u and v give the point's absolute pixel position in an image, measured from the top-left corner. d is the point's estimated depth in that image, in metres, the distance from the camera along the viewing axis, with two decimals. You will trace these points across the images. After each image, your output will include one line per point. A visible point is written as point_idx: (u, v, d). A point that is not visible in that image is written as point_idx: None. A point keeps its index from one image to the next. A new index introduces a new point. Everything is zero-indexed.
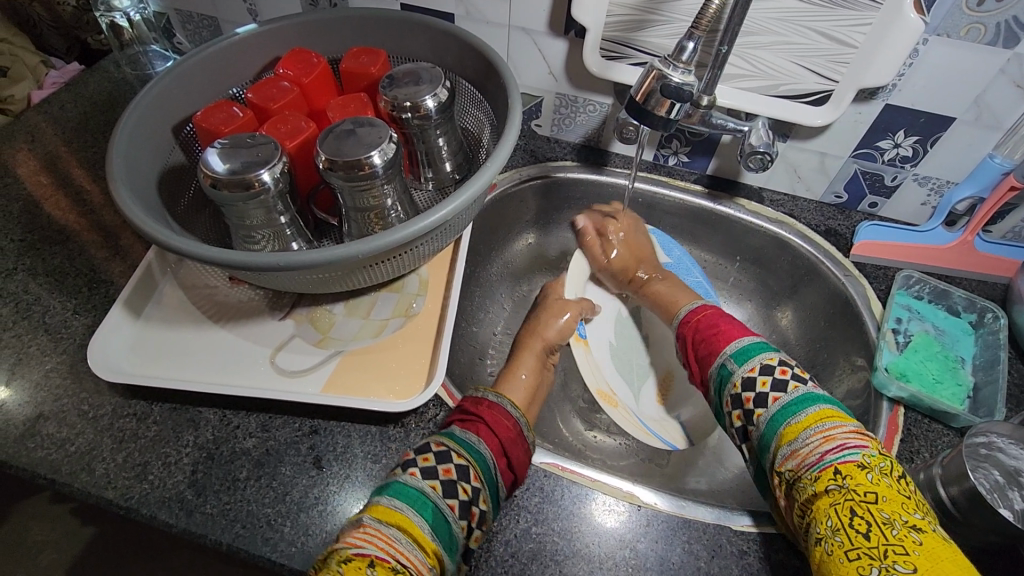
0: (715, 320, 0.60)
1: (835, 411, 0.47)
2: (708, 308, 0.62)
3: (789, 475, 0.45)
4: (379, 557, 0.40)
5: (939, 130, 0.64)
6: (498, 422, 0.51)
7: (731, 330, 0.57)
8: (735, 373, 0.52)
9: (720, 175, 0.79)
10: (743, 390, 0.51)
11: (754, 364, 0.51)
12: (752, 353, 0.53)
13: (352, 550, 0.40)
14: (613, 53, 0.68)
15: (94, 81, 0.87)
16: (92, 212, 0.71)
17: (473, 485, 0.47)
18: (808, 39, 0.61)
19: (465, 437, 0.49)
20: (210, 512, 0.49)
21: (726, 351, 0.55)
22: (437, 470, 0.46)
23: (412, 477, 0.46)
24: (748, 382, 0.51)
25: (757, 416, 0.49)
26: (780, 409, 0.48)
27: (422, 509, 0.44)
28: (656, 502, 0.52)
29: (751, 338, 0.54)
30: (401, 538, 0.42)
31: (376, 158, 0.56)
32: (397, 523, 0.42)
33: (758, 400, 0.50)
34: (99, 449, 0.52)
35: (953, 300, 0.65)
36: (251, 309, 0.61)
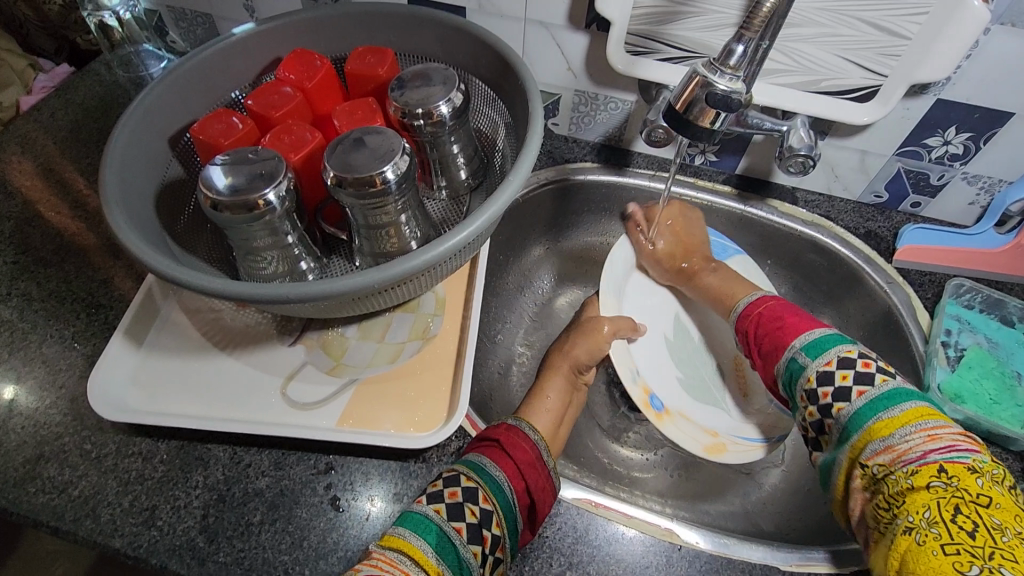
0: (776, 311, 0.56)
1: (934, 410, 0.43)
2: (768, 299, 0.58)
3: (875, 469, 0.42)
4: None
5: (995, 127, 0.59)
6: (515, 444, 0.48)
7: (798, 322, 0.53)
8: (808, 367, 0.49)
9: (750, 174, 0.74)
10: (819, 385, 0.47)
11: (831, 357, 0.48)
12: (826, 343, 0.49)
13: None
14: (639, 47, 0.63)
15: (84, 85, 0.82)
16: (87, 229, 0.67)
17: (480, 506, 0.43)
18: (855, 30, 0.56)
19: (477, 459, 0.46)
20: (224, 561, 0.46)
21: (794, 345, 0.51)
22: (445, 491, 0.44)
23: (419, 503, 0.43)
24: (823, 376, 0.48)
25: (837, 410, 0.46)
26: (867, 403, 0.44)
27: (425, 534, 0.41)
28: (697, 541, 0.49)
29: (822, 330, 0.51)
30: (405, 562, 0.38)
31: (389, 173, 0.52)
32: (401, 548, 0.39)
33: (838, 395, 0.46)
34: (103, 493, 0.49)
35: (1008, 310, 0.61)
36: (259, 334, 0.58)
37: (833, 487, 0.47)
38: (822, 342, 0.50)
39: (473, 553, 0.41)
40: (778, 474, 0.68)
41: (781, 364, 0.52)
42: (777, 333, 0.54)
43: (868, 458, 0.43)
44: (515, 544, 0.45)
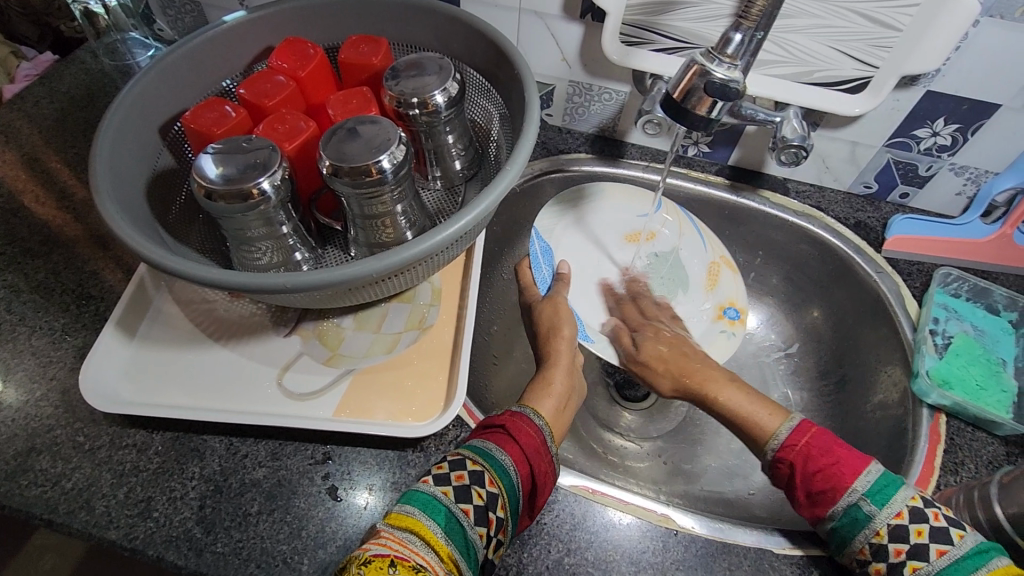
0: (823, 448, 0.46)
1: (1014, 568, 0.40)
2: (806, 429, 0.48)
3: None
4: (399, 557, 0.37)
5: (982, 118, 0.60)
6: (520, 429, 0.48)
7: (848, 458, 0.45)
8: (875, 520, 0.43)
9: (742, 166, 0.75)
10: (889, 541, 0.42)
11: (904, 510, 0.42)
12: (886, 494, 0.43)
13: (369, 552, 0.38)
14: (634, 38, 0.63)
15: (69, 73, 0.81)
16: (76, 218, 0.66)
17: (487, 490, 0.43)
18: (848, 21, 0.56)
19: (483, 446, 0.46)
20: (222, 551, 0.46)
21: (854, 488, 0.44)
22: (450, 475, 0.44)
23: (424, 484, 0.43)
24: (896, 533, 0.42)
25: (909, 570, 0.41)
26: (948, 567, 0.40)
27: (434, 514, 0.41)
28: (692, 526, 0.50)
29: (875, 468, 0.45)
30: (416, 542, 0.39)
31: (385, 162, 0.52)
32: (410, 528, 0.40)
33: (913, 552, 0.41)
34: (97, 485, 0.49)
35: (993, 298, 0.63)
36: (254, 325, 0.58)
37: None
38: (877, 500, 0.43)
39: (479, 535, 0.41)
40: None
41: (827, 522, 0.45)
42: (819, 485, 0.45)
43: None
44: (516, 526, 0.45)
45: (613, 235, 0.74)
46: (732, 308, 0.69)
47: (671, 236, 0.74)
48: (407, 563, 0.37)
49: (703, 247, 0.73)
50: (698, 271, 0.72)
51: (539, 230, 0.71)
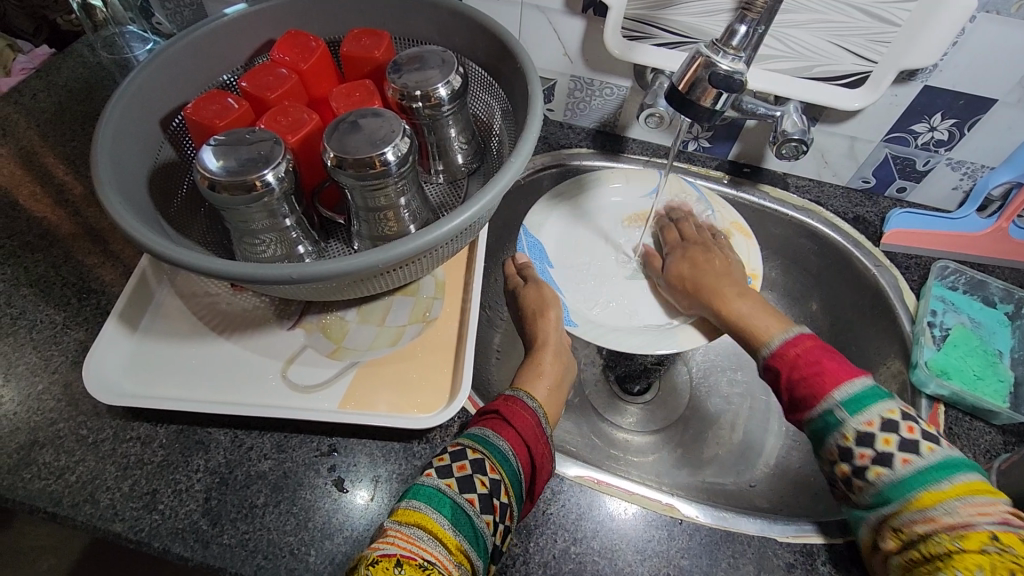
0: (814, 354, 0.48)
1: (988, 484, 0.40)
2: (806, 338, 0.50)
3: (915, 540, 0.39)
4: (406, 556, 0.37)
5: (979, 113, 0.61)
6: (515, 413, 0.49)
7: (835, 366, 0.47)
8: (846, 424, 0.44)
9: (742, 160, 0.76)
10: (857, 445, 0.43)
11: (875, 420, 0.43)
12: (866, 401, 0.44)
13: (376, 553, 0.38)
14: (636, 32, 0.63)
15: (67, 67, 0.80)
16: (76, 212, 0.65)
17: (490, 477, 0.44)
18: (847, 17, 0.57)
19: (480, 432, 0.47)
20: (228, 543, 0.46)
21: (832, 395, 0.45)
22: (451, 466, 0.44)
23: (428, 476, 0.43)
24: (864, 437, 0.43)
25: (873, 474, 0.42)
26: (913, 474, 0.41)
27: (441, 507, 0.41)
28: (697, 515, 0.50)
29: (861, 380, 0.45)
30: (424, 537, 0.39)
31: (389, 154, 0.52)
32: (417, 522, 0.40)
33: (878, 458, 0.42)
34: (102, 478, 0.48)
35: (990, 290, 0.63)
36: (257, 318, 0.57)
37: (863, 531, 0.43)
38: (854, 405, 0.44)
39: (486, 522, 0.42)
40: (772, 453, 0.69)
41: (807, 419, 0.46)
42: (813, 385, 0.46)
43: (905, 526, 0.40)
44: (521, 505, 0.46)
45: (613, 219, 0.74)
46: (743, 277, 0.67)
47: (677, 215, 0.73)
48: (413, 562, 0.37)
49: (715, 215, 0.71)
50: None
51: (527, 228, 0.70)
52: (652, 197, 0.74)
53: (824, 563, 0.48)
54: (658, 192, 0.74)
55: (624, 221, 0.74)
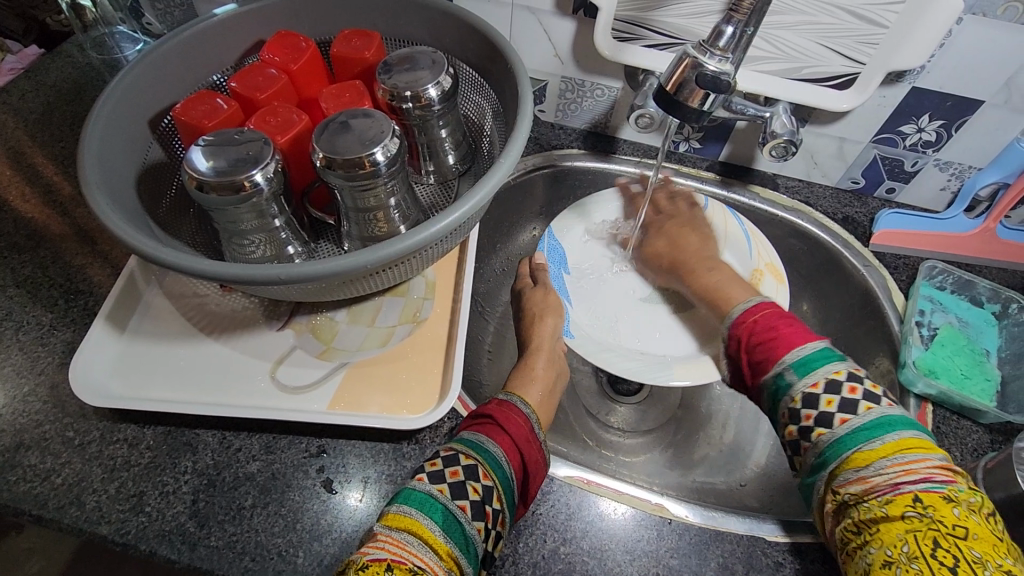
0: (771, 323, 0.52)
1: (927, 440, 0.42)
2: (767, 306, 0.54)
3: (850, 498, 0.41)
4: (396, 562, 0.37)
5: (966, 114, 0.62)
6: (509, 419, 0.49)
7: (793, 333, 0.50)
8: (795, 386, 0.47)
9: (733, 162, 0.76)
10: (802, 406, 0.46)
11: (818, 380, 0.46)
12: (812, 364, 0.47)
13: (366, 558, 0.38)
14: (626, 34, 0.63)
15: (56, 67, 0.80)
16: (64, 213, 0.65)
17: (482, 484, 0.43)
18: (835, 18, 0.57)
19: (471, 439, 0.47)
20: (215, 545, 0.46)
21: (783, 360, 0.48)
22: (444, 471, 0.44)
23: (419, 481, 0.43)
24: (809, 399, 0.46)
25: (817, 435, 0.45)
26: (848, 433, 0.43)
27: (432, 512, 0.41)
28: (686, 515, 0.50)
29: (816, 344, 0.48)
30: (414, 543, 0.39)
31: (379, 155, 0.52)
32: (407, 528, 0.40)
33: (819, 419, 0.45)
34: (88, 480, 0.48)
35: (977, 290, 0.63)
36: (247, 319, 0.57)
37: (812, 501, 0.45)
38: (798, 366, 0.47)
39: (478, 530, 0.42)
40: (762, 453, 0.69)
41: (761, 386, 0.50)
42: (764, 351, 0.51)
43: (841, 486, 0.42)
44: (512, 510, 0.45)
45: (635, 225, 0.75)
46: None
47: (709, 243, 0.70)
48: (403, 567, 0.37)
49: (729, 220, 0.72)
50: (738, 276, 0.68)
51: (553, 230, 0.71)
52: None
53: (813, 562, 0.48)
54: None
55: (650, 229, 0.74)
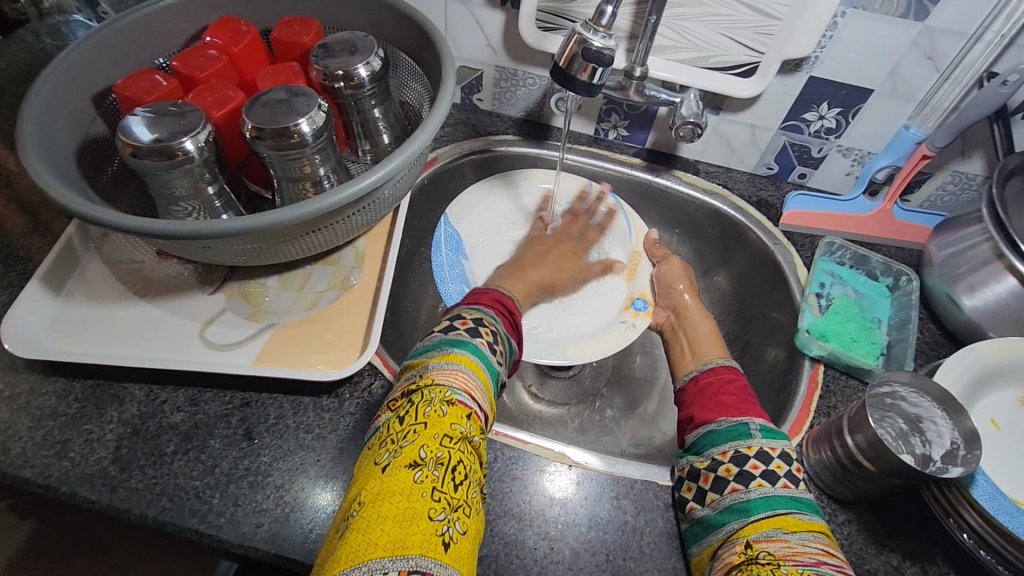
0: (727, 388, 0.55)
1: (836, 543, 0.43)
2: (725, 370, 0.57)
3: (762, 556, 0.41)
4: (475, 414, 0.42)
5: (860, 102, 0.67)
6: (516, 320, 0.57)
7: (739, 404, 0.52)
8: (719, 446, 0.49)
9: (658, 149, 0.81)
10: (722, 464, 0.48)
11: (728, 450, 0.48)
12: (723, 437, 0.49)
13: (453, 396, 0.42)
14: (549, 24, 0.68)
15: (9, 51, 0.82)
16: (8, 186, 0.68)
17: (502, 349, 0.51)
18: (734, 11, 0.62)
19: (485, 309, 0.54)
20: (135, 487, 0.48)
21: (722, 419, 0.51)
22: (480, 328, 0.50)
23: (482, 345, 0.49)
24: (734, 459, 0.48)
25: (732, 491, 0.46)
26: (766, 498, 0.44)
27: (490, 370, 0.48)
28: (587, 461, 0.54)
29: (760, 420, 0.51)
30: (482, 392, 0.45)
31: (305, 126, 0.55)
32: (480, 379, 0.45)
33: (716, 483, 0.47)
34: (15, 429, 0.50)
35: (872, 265, 0.69)
36: (180, 283, 0.60)
37: (704, 545, 0.45)
38: (717, 435, 0.50)
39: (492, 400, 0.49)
40: None
41: (688, 439, 0.52)
42: (706, 411, 0.53)
43: (756, 542, 0.42)
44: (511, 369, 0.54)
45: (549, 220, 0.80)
46: (639, 299, 0.75)
47: (599, 228, 0.80)
48: (477, 418, 0.42)
49: (628, 232, 0.79)
50: (622, 258, 0.78)
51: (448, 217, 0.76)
52: (594, 204, 0.80)
53: None
54: (602, 202, 0.80)
55: (557, 223, 0.80)
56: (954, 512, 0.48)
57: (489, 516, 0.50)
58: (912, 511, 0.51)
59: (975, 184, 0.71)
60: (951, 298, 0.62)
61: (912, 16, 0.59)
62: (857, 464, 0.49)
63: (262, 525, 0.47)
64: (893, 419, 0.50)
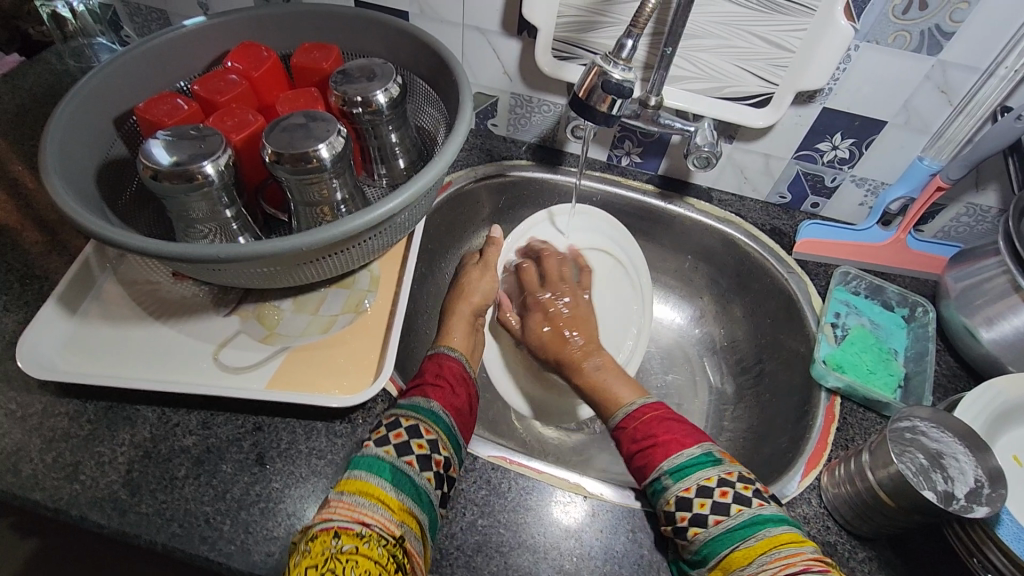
0: (653, 425, 0.53)
1: (799, 535, 0.43)
2: (652, 407, 0.56)
3: None
4: (343, 526, 0.41)
5: (873, 133, 0.68)
6: (441, 369, 0.57)
7: (670, 440, 0.51)
8: (669, 489, 0.48)
9: (671, 176, 0.81)
10: (677, 509, 0.47)
11: (690, 485, 0.47)
12: (665, 484, 0.48)
13: (315, 530, 0.41)
14: (565, 53, 0.69)
15: (34, 72, 0.84)
16: (27, 206, 0.68)
17: (443, 453, 0.49)
18: (748, 43, 0.63)
19: (420, 406, 0.51)
20: (145, 512, 0.48)
21: (659, 466, 0.50)
22: (388, 435, 0.48)
23: (366, 448, 0.47)
24: (682, 501, 0.47)
25: (693, 532, 0.46)
26: (724, 532, 0.44)
27: (380, 473, 0.45)
28: (601, 492, 0.53)
29: (693, 451, 0.50)
30: (365, 504, 0.43)
31: (325, 151, 0.56)
32: (357, 491, 0.43)
33: (681, 528, 0.46)
34: (27, 450, 0.50)
35: (887, 295, 0.69)
36: (195, 305, 0.60)
37: None
38: (658, 488, 0.49)
39: (427, 478, 0.47)
40: None
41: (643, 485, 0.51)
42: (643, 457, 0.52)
43: None
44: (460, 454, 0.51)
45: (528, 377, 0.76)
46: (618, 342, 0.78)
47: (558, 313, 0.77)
48: (351, 531, 0.41)
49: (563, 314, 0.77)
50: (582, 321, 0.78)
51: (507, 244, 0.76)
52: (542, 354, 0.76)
53: None
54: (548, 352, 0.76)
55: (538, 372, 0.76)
56: (977, 551, 0.46)
57: (503, 548, 0.49)
58: (935, 549, 0.50)
59: (990, 216, 0.71)
60: (969, 330, 0.61)
61: (925, 52, 0.59)
62: (876, 497, 0.48)
63: (273, 553, 0.47)
64: (913, 454, 0.50)
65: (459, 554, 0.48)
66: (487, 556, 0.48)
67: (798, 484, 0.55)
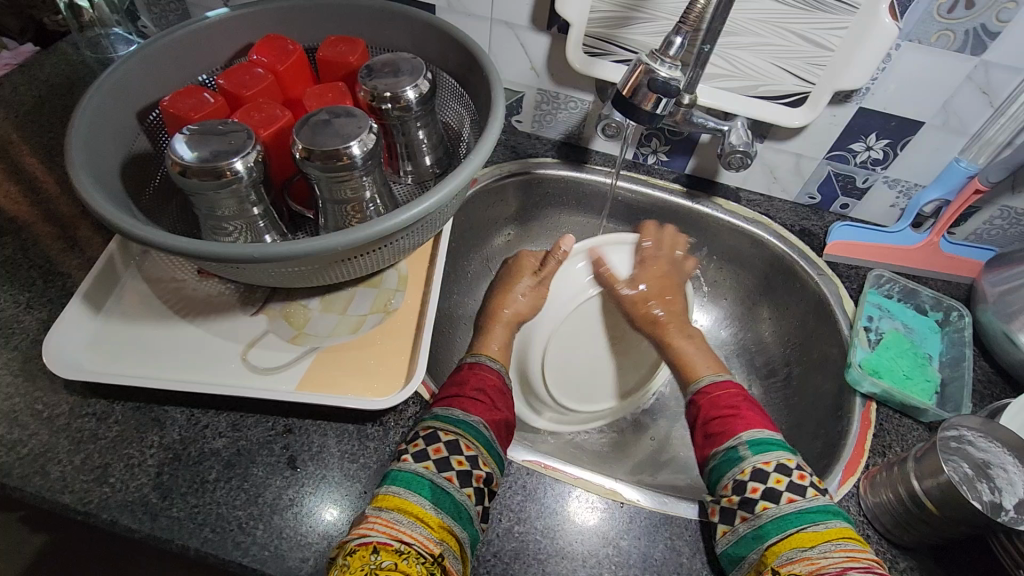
0: (733, 399, 0.56)
1: (853, 530, 0.45)
2: (723, 386, 0.59)
3: None
4: (383, 542, 0.40)
5: (909, 135, 0.66)
6: (481, 379, 0.56)
7: (751, 415, 0.54)
8: (746, 459, 0.50)
9: (698, 175, 0.80)
10: (750, 479, 0.49)
11: (771, 459, 0.49)
12: (740, 456, 0.50)
13: (353, 544, 0.41)
14: (597, 49, 0.68)
15: (50, 63, 0.83)
16: (47, 201, 0.67)
17: (484, 470, 0.48)
18: (786, 40, 0.62)
19: (463, 418, 0.51)
20: (176, 516, 0.47)
21: (738, 436, 0.52)
22: (427, 448, 0.47)
23: (405, 462, 0.46)
24: (758, 473, 0.49)
25: (762, 508, 0.47)
26: (796, 512, 0.46)
27: (420, 488, 0.44)
28: (638, 498, 0.52)
29: (768, 431, 0.52)
30: (403, 520, 0.42)
31: (356, 149, 0.55)
32: (396, 507, 0.43)
33: (743, 504, 0.48)
34: (54, 451, 0.49)
35: (921, 299, 0.68)
36: (221, 303, 0.59)
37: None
38: (728, 462, 0.51)
39: (467, 495, 0.46)
40: None
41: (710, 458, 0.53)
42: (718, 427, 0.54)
43: (782, 567, 0.44)
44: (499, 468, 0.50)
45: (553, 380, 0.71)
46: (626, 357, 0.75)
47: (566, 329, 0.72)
48: (390, 547, 0.40)
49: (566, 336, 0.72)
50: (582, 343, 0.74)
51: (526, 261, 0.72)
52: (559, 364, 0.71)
53: None
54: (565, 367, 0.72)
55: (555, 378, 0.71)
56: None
57: (540, 556, 0.48)
58: (977, 559, 0.49)
59: None
60: (1008, 336, 0.60)
61: (968, 51, 0.58)
62: (921, 507, 0.47)
63: (307, 559, 0.46)
64: (959, 463, 0.49)
65: (497, 561, 0.47)
66: (525, 563, 0.47)
67: (836, 490, 0.54)
